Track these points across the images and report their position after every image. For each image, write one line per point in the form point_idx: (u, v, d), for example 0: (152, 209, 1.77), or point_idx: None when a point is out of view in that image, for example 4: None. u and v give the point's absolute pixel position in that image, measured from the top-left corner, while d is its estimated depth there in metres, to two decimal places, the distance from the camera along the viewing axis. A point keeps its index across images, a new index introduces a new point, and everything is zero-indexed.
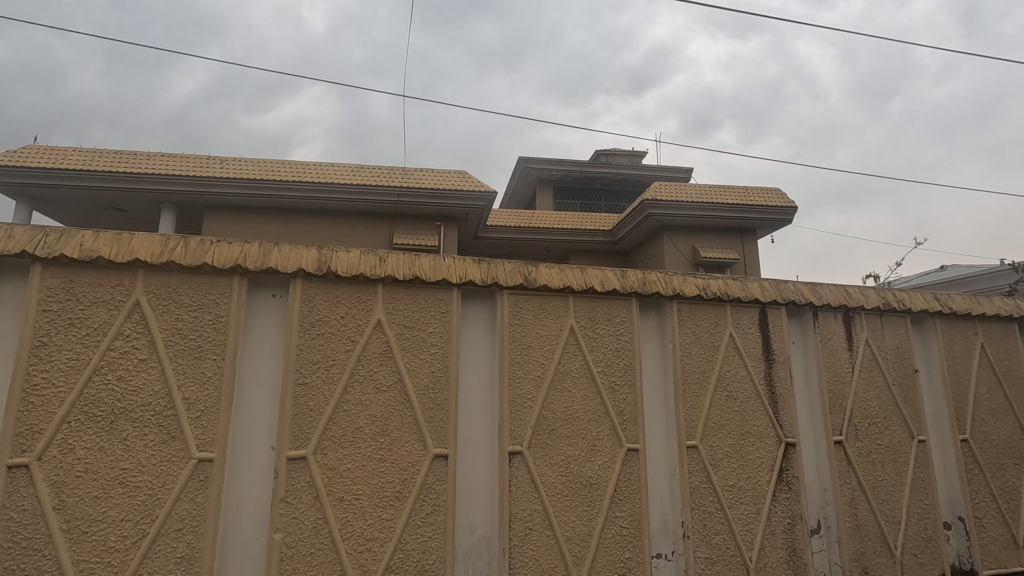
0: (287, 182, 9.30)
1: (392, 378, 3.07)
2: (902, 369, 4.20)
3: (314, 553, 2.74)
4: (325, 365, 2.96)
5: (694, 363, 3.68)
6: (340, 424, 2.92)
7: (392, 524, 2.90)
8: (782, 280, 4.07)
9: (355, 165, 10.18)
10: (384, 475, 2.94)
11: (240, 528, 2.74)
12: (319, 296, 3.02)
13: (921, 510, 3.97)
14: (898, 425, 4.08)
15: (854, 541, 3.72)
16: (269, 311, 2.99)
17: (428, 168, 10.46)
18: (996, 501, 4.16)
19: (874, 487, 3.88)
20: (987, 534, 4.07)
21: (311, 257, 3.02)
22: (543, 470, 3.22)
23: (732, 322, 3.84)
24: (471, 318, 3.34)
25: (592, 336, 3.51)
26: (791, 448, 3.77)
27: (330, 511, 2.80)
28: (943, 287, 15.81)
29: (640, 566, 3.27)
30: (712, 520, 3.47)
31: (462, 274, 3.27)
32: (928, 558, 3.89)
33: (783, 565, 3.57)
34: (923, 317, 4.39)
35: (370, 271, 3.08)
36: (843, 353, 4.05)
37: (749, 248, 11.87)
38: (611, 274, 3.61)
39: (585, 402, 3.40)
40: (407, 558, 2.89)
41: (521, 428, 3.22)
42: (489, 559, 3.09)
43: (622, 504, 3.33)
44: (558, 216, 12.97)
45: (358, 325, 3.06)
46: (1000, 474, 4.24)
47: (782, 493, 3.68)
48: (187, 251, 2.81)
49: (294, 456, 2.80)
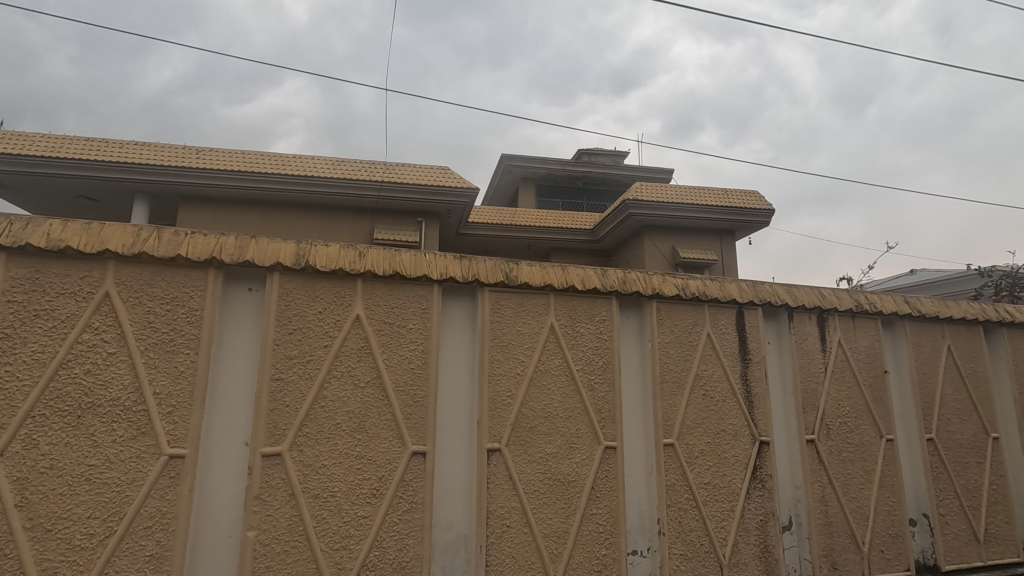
0: (265, 174, 9.15)
1: (371, 373, 3.05)
2: (874, 370, 4.30)
3: (288, 551, 2.71)
4: (301, 360, 2.91)
5: (673, 361, 3.72)
6: (316, 420, 2.88)
7: (368, 521, 2.88)
8: (759, 280, 4.13)
9: (336, 159, 10.05)
10: (361, 472, 2.92)
11: (213, 525, 2.69)
12: (297, 290, 2.98)
13: (889, 507, 4.08)
14: (868, 424, 4.17)
15: (823, 537, 3.81)
16: (245, 305, 2.94)
17: (410, 163, 10.39)
18: (959, 498, 4.29)
19: (844, 484, 3.98)
20: (950, 531, 4.20)
21: (289, 251, 2.98)
22: (521, 468, 3.23)
23: (710, 322, 3.88)
24: (452, 315, 3.33)
25: (573, 334, 3.52)
26: (764, 446, 3.84)
27: (305, 509, 2.76)
28: (914, 290, 16.25)
29: (616, 563, 3.30)
30: (687, 517, 3.51)
31: (443, 270, 3.26)
32: (894, 553, 4.00)
33: (755, 561, 3.63)
34: (893, 320, 4.51)
35: (349, 266, 3.05)
36: (816, 353, 4.14)
37: (728, 249, 12.03)
38: (592, 273, 3.63)
39: (564, 400, 3.41)
40: (384, 556, 2.87)
41: (500, 425, 3.22)
42: (466, 557, 3.09)
43: (600, 501, 3.36)
44: (539, 214, 13.00)
45: (336, 320, 3.02)
46: (964, 472, 4.38)
47: (756, 490, 3.74)
48: (160, 243, 2.75)
49: (270, 452, 2.75)
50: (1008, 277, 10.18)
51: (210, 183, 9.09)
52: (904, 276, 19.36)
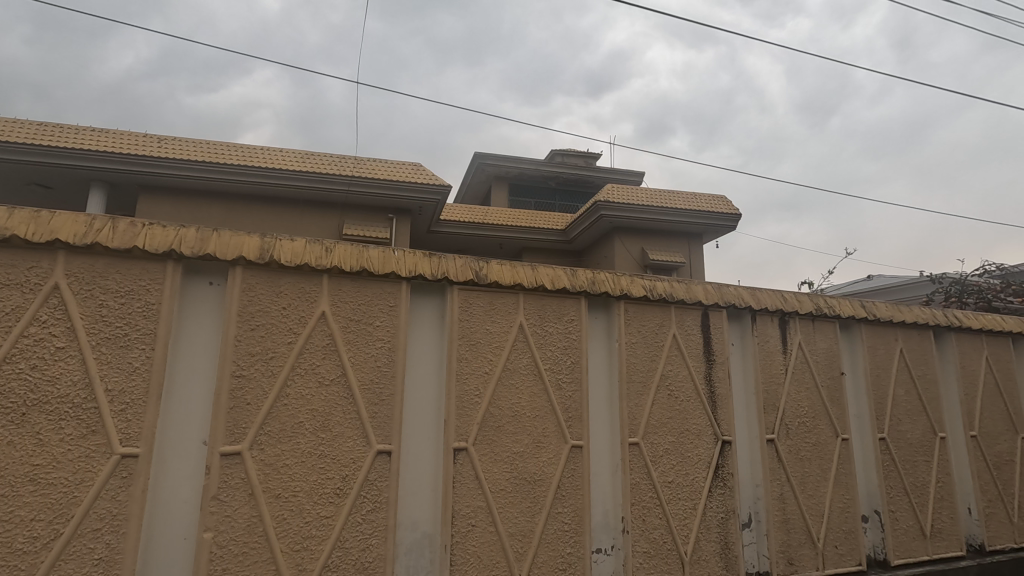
0: (231, 166, 8.91)
1: (336, 371, 2.99)
2: (831, 371, 4.45)
3: (247, 552, 2.64)
4: (264, 357, 2.84)
5: (639, 361, 3.77)
6: (278, 419, 2.82)
7: (330, 522, 2.83)
8: (724, 283, 4.22)
9: (305, 152, 9.86)
10: (324, 471, 2.86)
11: (168, 525, 2.61)
12: (261, 285, 2.90)
13: (843, 504, 4.22)
14: (825, 424, 4.31)
15: (781, 533, 3.92)
16: (206, 299, 2.85)
17: (382, 159, 10.27)
18: (908, 495, 4.48)
19: (801, 482, 4.10)
20: (900, 526, 4.37)
21: (253, 244, 2.90)
22: (488, 467, 3.22)
23: (676, 323, 3.95)
24: (420, 313, 3.29)
25: (541, 334, 3.53)
26: (726, 445, 3.92)
27: (266, 509, 2.70)
28: (870, 294, 16.94)
29: (580, 562, 3.32)
30: (651, 515, 3.56)
31: (412, 267, 3.22)
32: (847, 549, 4.14)
33: (716, 557, 3.71)
34: (850, 323, 4.67)
35: (315, 262, 2.99)
36: (778, 355, 4.25)
37: (696, 252, 12.26)
38: (562, 273, 3.65)
39: (532, 399, 3.42)
40: (347, 556, 2.83)
41: (467, 424, 3.21)
42: (431, 557, 3.06)
43: (565, 500, 3.38)
44: (512, 214, 13.01)
45: (301, 317, 2.96)
46: (913, 470, 4.56)
47: (718, 488, 3.83)
48: (115, 234, 2.64)
49: (229, 451, 2.68)
50: (956, 284, 10.68)
51: (171, 174, 8.79)
52: (862, 281, 20.11)
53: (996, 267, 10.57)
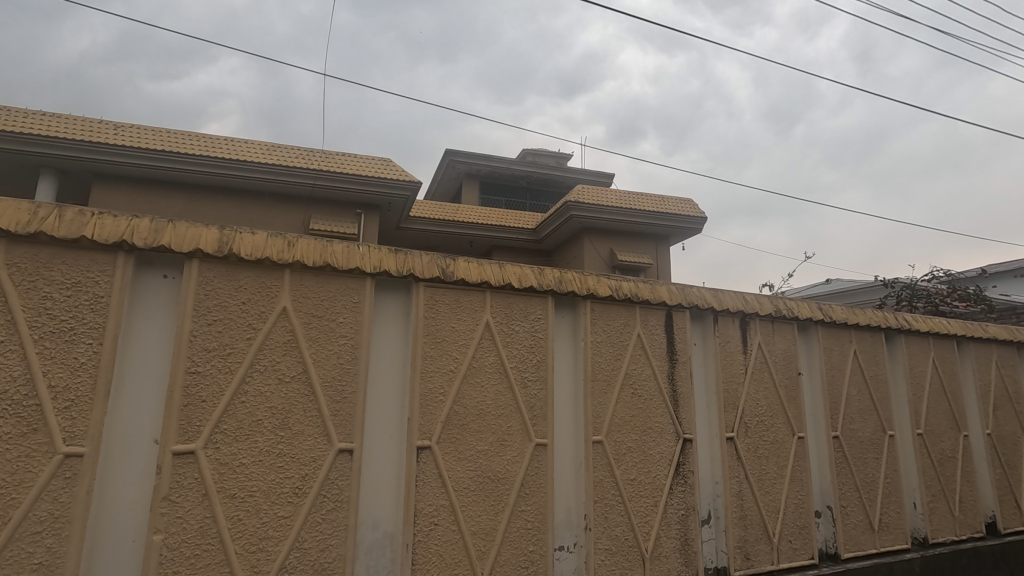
0: (192, 156, 8.64)
1: (297, 368, 2.93)
2: (789, 372, 4.58)
3: (198, 555, 2.55)
4: (221, 353, 2.75)
5: (604, 360, 3.81)
6: (235, 417, 2.73)
7: (288, 522, 2.77)
8: (688, 284, 4.29)
9: (271, 144, 9.63)
10: (283, 470, 2.80)
11: (114, 528, 2.50)
12: (218, 279, 2.81)
13: (797, 500, 4.35)
14: (782, 423, 4.44)
15: (738, 529, 4.02)
16: (159, 293, 2.75)
17: (351, 153, 10.11)
18: (858, 491, 4.65)
19: (759, 479, 4.21)
20: (850, 521, 4.53)
21: (211, 237, 2.81)
22: (451, 466, 3.20)
23: (641, 323, 4.00)
24: (385, 310, 3.25)
25: (507, 332, 3.52)
26: (687, 443, 4.00)
27: (220, 510, 2.62)
28: (828, 296, 17.64)
29: (542, 560, 3.34)
30: (613, 513, 3.60)
31: (377, 263, 3.17)
32: (801, 543, 4.28)
33: (675, 553, 3.78)
34: (808, 325, 4.81)
35: (277, 256, 2.92)
36: (738, 355, 4.36)
37: (663, 253, 12.46)
38: (529, 272, 3.65)
39: (497, 397, 3.41)
40: (304, 557, 2.77)
41: (431, 422, 3.18)
42: (392, 557, 3.02)
43: (529, 498, 3.39)
44: (482, 212, 12.97)
45: (260, 312, 2.88)
46: (864, 466, 4.74)
47: (678, 486, 3.90)
48: (61, 223, 2.52)
49: (181, 450, 2.58)
50: (907, 288, 11.15)
51: (128, 163, 8.47)
52: (819, 284, 20.86)
53: (945, 273, 11.09)
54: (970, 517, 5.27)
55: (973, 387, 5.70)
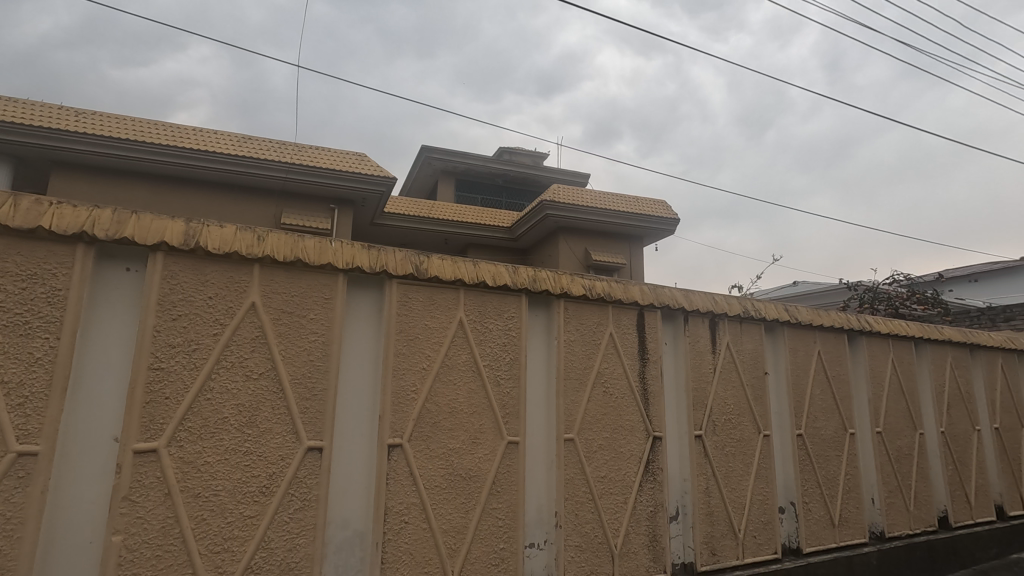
0: (158, 145, 8.38)
1: (266, 365, 2.87)
2: (756, 371, 4.69)
3: (160, 556, 2.49)
4: (185, 349, 2.68)
5: (577, 358, 3.83)
6: (200, 414, 2.66)
7: (254, 522, 2.71)
8: (660, 284, 4.35)
9: (241, 135, 9.40)
10: (250, 469, 2.74)
11: (70, 529, 2.42)
12: (184, 273, 2.74)
13: (762, 497, 4.46)
14: (749, 421, 4.54)
15: (705, 525, 4.10)
16: (122, 287, 2.66)
17: (324, 146, 9.95)
18: (821, 487, 4.79)
19: (726, 476, 4.30)
20: (813, 516, 4.67)
21: (177, 229, 2.74)
22: (423, 463, 3.18)
23: (613, 322, 4.04)
24: (358, 307, 3.21)
25: (480, 330, 3.52)
26: (657, 441, 4.06)
27: (183, 509, 2.55)
28: (795, 298, 18.14)
29: (513, 557, 3.35)
30: (583, 510, 3.64)
31: (349, 259, 3.14)
32: (765, 538, 4.39)
33: (644, 549, 3.83)
34: (774, 326, 4.93)
35: (246, 250, 2.86)
36: (707, 354, 4.44)
37: (636, 254, 12.61)
38: (503, 270, 3.65)
39: (469, 395, 3.41)
40: (271, 557, 2.72)
41: (403, 419, 3.16)
42: (362, 555, 2.99)
43: (500, 495, 3.39)
44: (458, 209, 12.92)
45: (228, 307, 2.82)
46: (826, 463, 4.89)
47: (648, 483, 3.95)
48: (16, 212, 2.42)
49: (143, 449, 2.51)
50: (870, 291, 11.53)
51: (90, 151, 8.17)
52: (786, 285, 21.44)
53: (905, 277, 11.51)
54: (924, 512, 5.48)
55: (929, 387, 5.93)
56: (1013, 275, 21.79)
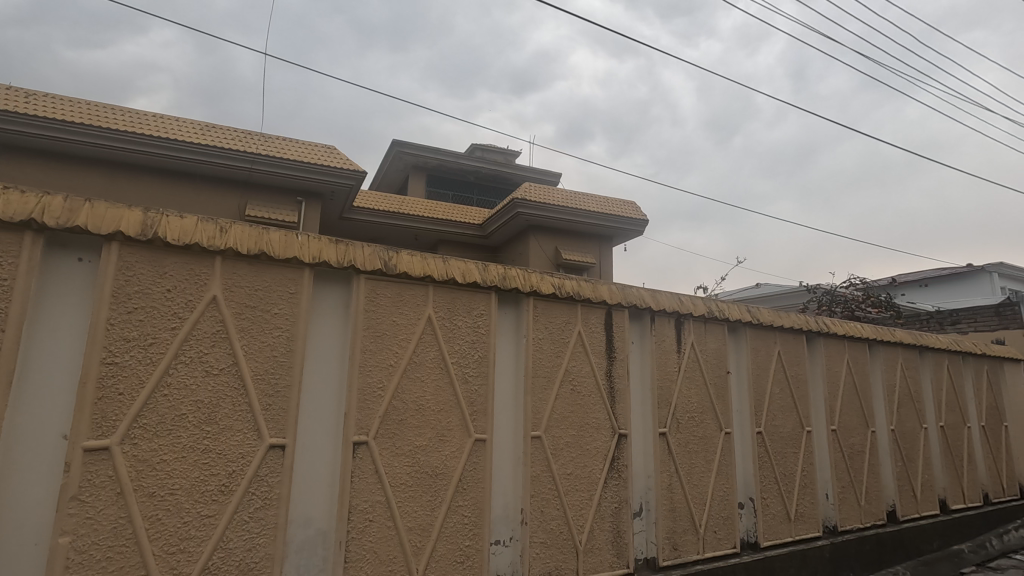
0: (115, 131, 8.06)
1: (226, 360, 2.79)
2: (718, 370, 4.80)
3: (111, 557, 2.40)
4: (141, 344, 2.58)
5: (545, 356, 3.86)
6: (156, 411, 2.58)
7: (212, 521, 2.64)
8: (628, 284, 4.42)
9: (205, 123, 9.11)
10: (208, 467, 2.66)
11: (13, 532, 2.30)
12: (141, 265, 2.64)
13: (723, 493, 4.58)
14: (711, 419, 4.65)
15: (667, 520, 4.18)
16: (73, 277, 2.55)
17: (292, 137, 9.72)
18: (778, 483, 4.94)
19: (688, 473, 4.39)
20: (770, 511, 4.82)
21: (134, 218, 2.64)
22: (389, 461, 3.15)
23: (582, 321, 4.08)
24: (324, 302, 3.16)
25: (449, 327, 3.50)
26: (622, 438, 4.12)
27: (137, 509, 2.47)
28: (757, 299, 18.66)
29: (478, 554, 3.35)
30: (549, 507, 3.67)
31: (316, 253, 3.08)
32: (724, 533, 4.51)
33: (608, 545, 3.89)
34: (738, 326, 5.06)
35: (207, 242, 2.77)
36: (673, 353, 4.53)
37: (606, 253, 12.76)
38: (473, 267, 3.64)
39: (437, 392, 3.39)
40: (229, 557, 2.65)
41: (369, 417, 3.12)
42: (324, 555, 2.95)
43: (466, 493, 3.39)
44: (429, 205, 12.82)
45: (188, 301, 2.73)
46: (784, 460, 5.05)
47: (613, 480, 4.01)
48: None
49: (94, 447, 2.41)
50: (828, 293, 11.95)
51: (41, 135, 7.80)
52: (749, 287, 22.01)
53: (861, 281, 11.97)
54: (874, 506, 5.72)
55: (881, 386, 6.19)
56: (961, 281, 22.89)
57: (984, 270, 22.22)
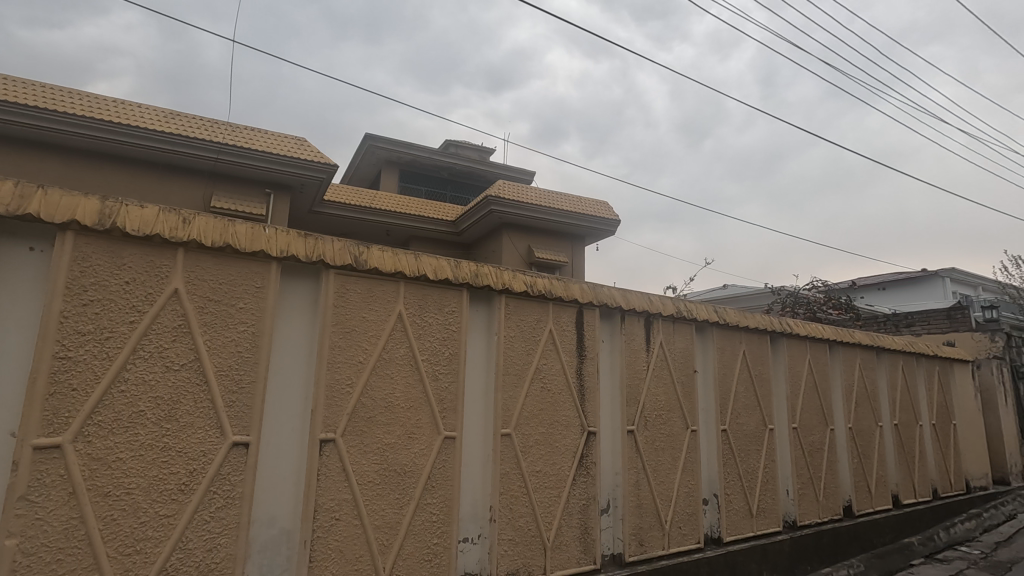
0: (73, 115, 7.74)
1: (188, 356, 2.70)
2: (686, 369, 4.89)
3: (61, 559, 2.30)
4: (97, 337, 2.48)
5: (516, 354, 3.86)
6: (112, 407, 2.48)
7: (171, 521, 2.56)
8: (599, 283, 4.46)
9: (169, 111, 8.82)
10: (167, 466, 2.58)
11: None
12: (97, 256, 2.54)
13: (688, 489, 4.67)
14: (678, 417, 4.74)
15: (634, 517, 4.24)
16: (24, 267, 2.43)
17: (261, 128, 9.49)
18: (741, 479, 5.07)
19: (655, 470, 4.47)
20: (733, 507, 4.93)
21: (91, 207, 2.54)
22: (356, 459, 3.11)
23: (553, 319, 4.10)
24: (291, 297, 3.09)
25: (420, 324, 3.48)
26: (591, 436, 4.16)
27: (90, 509, 2.37)
28: (725, 300, 19.08)
29: (446, 552, 3.34)
30: (518, 504, 3.68)
31: (283, 247, 3.01)
32: (689, 528, 4.60)
33: (575, 541, 3.92)
34: (705, 326, 5.16)
35: (169, 233, 2.68)
36: (642, 352, 4.59)
37: (578, 252, 12.85)
38: (445, 264, 3.62)
39: (406, 390, 3.36)
40: (188, 558, 2.58)
41: (337, 414, 3.07)
42: (288, 554, 2.90)
43: (435, 490, 3.37)
44: (401, 200, 12.69)
45: (148, 294, 2.63)
46: (747, 457, 5.18)
47: (581, 477, 4.05)
48: None
49: (44, 445, 2.31)
50: (792, 295, 12.30)
51: None
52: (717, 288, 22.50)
53: (823, 283, 12.35)
54: (832, 502, 5.92)
55: (840, 386, 6.40)
56: (916, 285, 23.86)
57: (938, 275, 23.20)
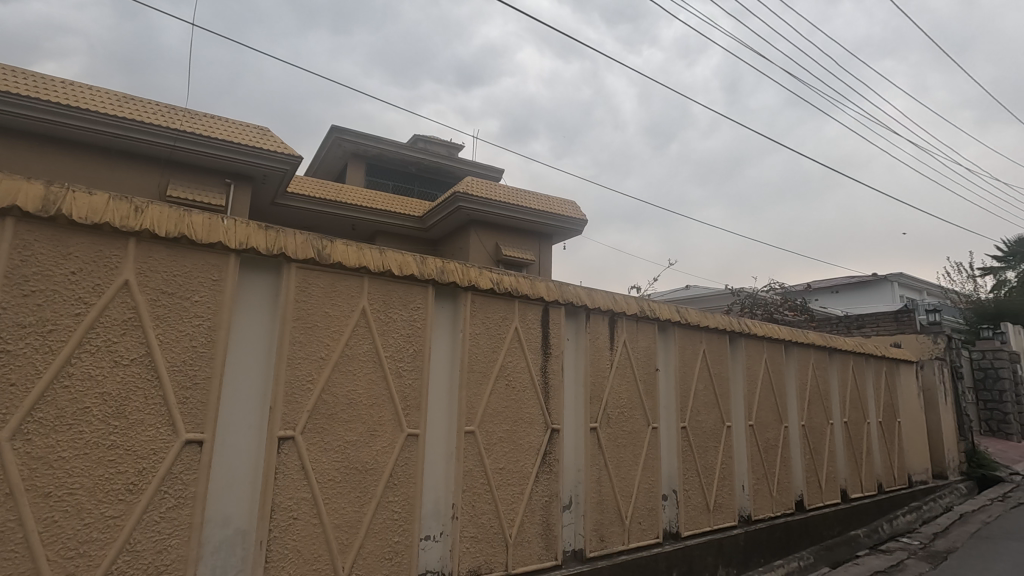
0: (19, 96, 7.34)
1: (138, 350, 2.59)
2: (648, 367, 4.98)
3: None
4: (39, 331, 2.36)
5: (481, 351, 3.85)
6: (55, 404, 2.36)
7: (118, 523, 2.45)
8: (565, 281, 4.49)
9: (122, 95, 8.44)
10: (115, 465, 2.47)
11: None
12: (41, 244, 2.40)
13: (648, 485, 4.76)
14: (640, 415, 4.82)
15: (595, 513, 4.30)
16: None
17: (221, 116, 9.18)
18: (699, 476, 5.19)
19: (617, 466, 4.53)
20: (691, 502, 5.05)
21: (34, 193, 2.41)
22: (316, 456, 3.05)
23: (519, 317, 4.11)
24: (250, 290, 3.01)
25: (384, 320, 3.43)
26: (554, 433, 4.19)
27: (29, 510, 2.26)
28: (687, 300, 19.51)
29: (407, 549, 3.31)
30: (480, 501, 3.67)
31: (243, 239, 2.92)
32: (649, 524, 4.69)
33: (537, 538, 3.95)
34: (667, 325, 5.26)
35: (120, 222, 2.57)
36: (606, 350, 4.65)
37: (545, 251, 12.91)
38: (410, 260, 3.58)
39: (369, 387, 3.31)
40: (137, 560, 2.48)
41: (296, 411, 3.00)
42: (243, 554, 2.82)
43: (397, 489, 3.33)
44: (368, 194, 12.49)
45: (95, 285, 2.51)
46: (705, 453, 5.31)
47: (544, 474, 4.07)
48: None
49: None
50: (750, 296, 12.67)
51: None
52: (680, 289, 23.01)
53: (780, 285, 12.77)
54: (785, 496, 6.13)
55: (794, 385, 6.63)
56: (866, 288, 24.95)
57: (887, 279, 24.30)
